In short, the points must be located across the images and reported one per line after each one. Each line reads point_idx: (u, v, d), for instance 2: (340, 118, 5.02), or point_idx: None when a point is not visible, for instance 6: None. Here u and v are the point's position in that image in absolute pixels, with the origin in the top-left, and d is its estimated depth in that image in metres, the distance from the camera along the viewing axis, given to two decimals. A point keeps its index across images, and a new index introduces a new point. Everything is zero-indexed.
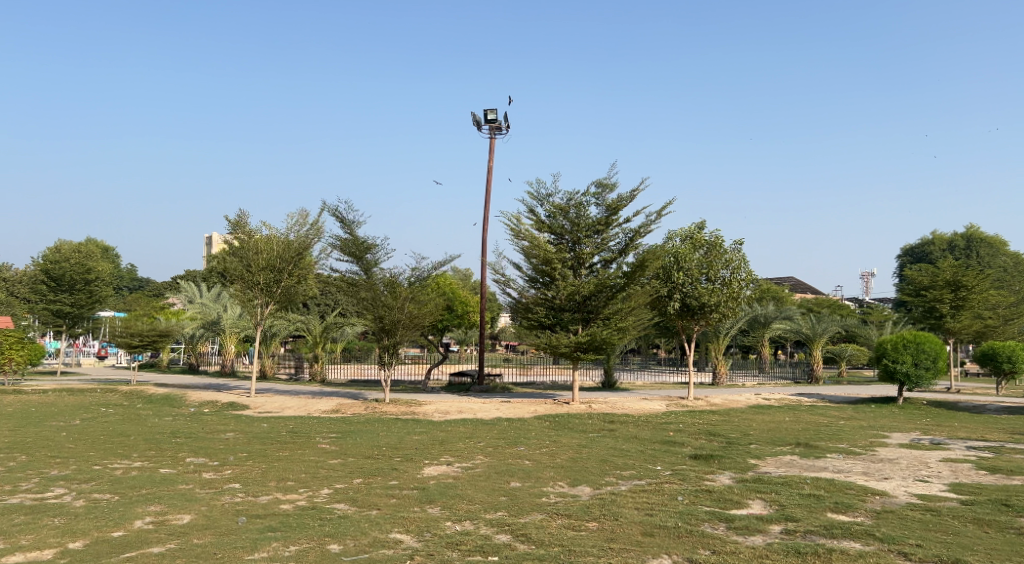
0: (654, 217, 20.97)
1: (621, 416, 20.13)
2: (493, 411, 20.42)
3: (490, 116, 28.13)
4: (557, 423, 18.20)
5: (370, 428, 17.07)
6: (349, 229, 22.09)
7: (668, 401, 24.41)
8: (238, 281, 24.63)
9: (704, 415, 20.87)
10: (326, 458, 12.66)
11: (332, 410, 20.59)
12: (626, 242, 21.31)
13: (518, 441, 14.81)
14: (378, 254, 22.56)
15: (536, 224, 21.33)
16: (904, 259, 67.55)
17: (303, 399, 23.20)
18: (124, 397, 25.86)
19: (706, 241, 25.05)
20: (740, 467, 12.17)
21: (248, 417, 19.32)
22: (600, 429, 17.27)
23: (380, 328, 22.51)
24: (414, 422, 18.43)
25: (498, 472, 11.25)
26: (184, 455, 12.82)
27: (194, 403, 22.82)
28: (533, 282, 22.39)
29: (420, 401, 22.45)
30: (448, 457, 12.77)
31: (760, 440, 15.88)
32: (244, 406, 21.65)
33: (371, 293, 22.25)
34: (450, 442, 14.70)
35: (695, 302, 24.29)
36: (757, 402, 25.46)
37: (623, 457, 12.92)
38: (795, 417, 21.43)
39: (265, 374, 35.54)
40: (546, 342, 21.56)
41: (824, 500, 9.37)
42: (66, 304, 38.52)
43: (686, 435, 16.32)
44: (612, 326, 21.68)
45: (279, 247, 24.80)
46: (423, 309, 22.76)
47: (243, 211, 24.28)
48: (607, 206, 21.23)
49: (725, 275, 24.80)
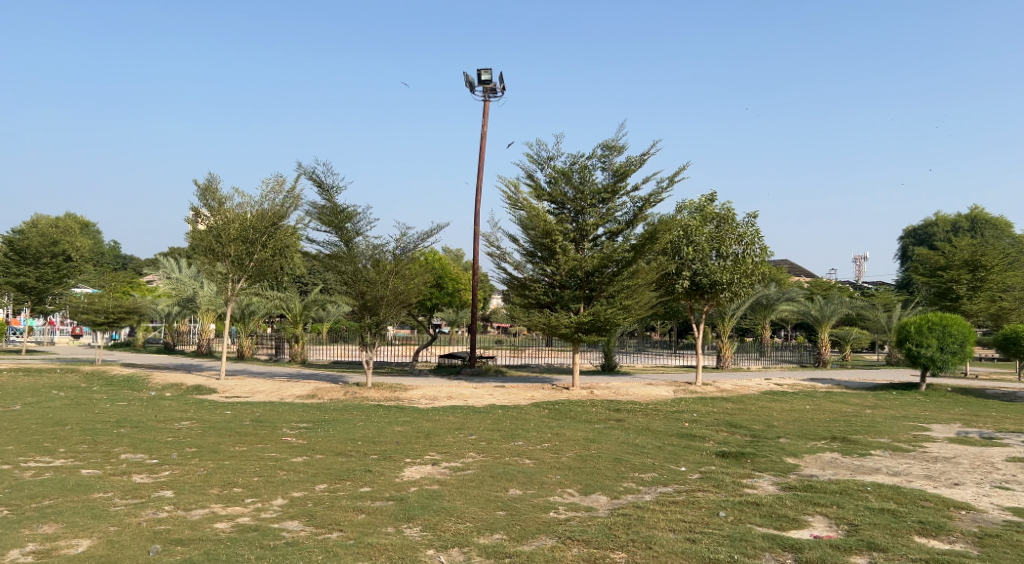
0: (666, 184, 18.97)
1: (627, 403, 18.26)
2: (486, 397, 18.53)
3: (484, 77, 25.98)
4: (558, 413, 16.28)
5: (347, 417, 15.11)
6: (328, 196, 19.99)
7: (675, 386, 22.61)
8: (207, 253, 22.55)
9: (716, 403, 19.04)
10: (287, 456, 10.66)
11: (307, 395, 18.64)
12: (634, 212, 19.30)
13: (516, 434, 12.87)
14: (360, 224, 20.43)
15: (535, 191, 19.27)
16: (908, 241, 65.83)
17: (278, 383, 21.22)
18: (84, 379, 23.78)
19: (718, 213, 23.07)
20: (779, 470, 10.26)
21: (211, 404, 17.29)
22: (606, 419, 15.39)
23: (361, 305, 20.53)
24: (397, 410, 16.48)
25: (493, 475, 9.31)
26: (120, 450, 10.79)
27: (157, 387, 20.78)
28: (531, 256, 20.42)
29: (406, 385, 20.52)
30: (434, 455, 10.85)
31: (789, 433, 14.01)
32: (211, 390, 19.68)
33: (352, 267, 20.21)
34: (437, 435, 12.77)
35: (706, 280, 22.36)
36: (770, 388, 23.69)
37: (640, 455, 11.01)
38: (816, 405, 19.62)
39: (243, 355, 33.57)
40: (544, 322, 19.64)
41: (904, 516, 7.47)
42: (31, 278, 36.17)
43: (705, 427, 14.44)
44: (617, 305, 19.73)
45: (253, 217, 22.67)
46: (410, 285, 20.76)
47: (213, 174, 22.01)
48: (614, 170, 19.15)
49: (737, 251, 22.89)
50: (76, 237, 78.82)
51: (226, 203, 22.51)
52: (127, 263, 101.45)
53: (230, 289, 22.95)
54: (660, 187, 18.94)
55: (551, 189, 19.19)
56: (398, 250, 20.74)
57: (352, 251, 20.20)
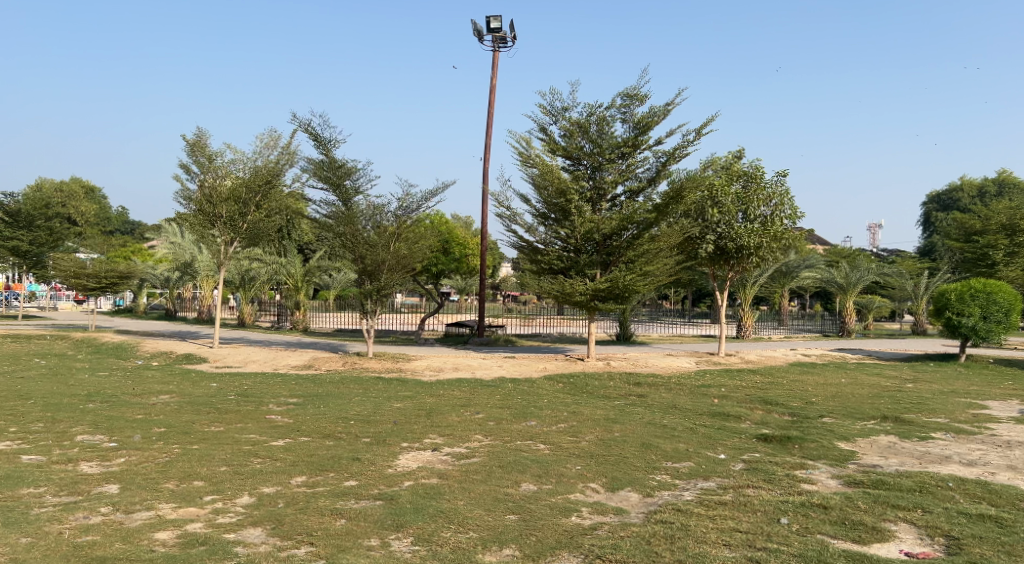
0: (692, 137, 17.31)
1: (647, 377, 16.87)
2: (495, 369, 17.19)
3: (493, 25, 24.18)
4: (573, 387, 14.91)
5: (343, 391, 13.78)
6: (325, 150, 18.46)
7: (697, 358, 21.20)
8: (196, 214, 21.13)
9: (744, 377, 17.62)
10: (267, 439, 9.32)
11: (303, 366, 17.38)
12: (657, 169, 17.70)
13: (528, 413, 11.50)
14: (359, 182, 18.91)
15: (549, 146, 17.66)
16: (931, 206, 63.66)
17: (273, 352, 19.95)
18: (73, 347, 22.58)
19: (745, 172, 21.42)
20: (835, 458, 8.84)
21: (199, 374, 16.02)
22: (627, 394, 14.03)
23: (361, 270, 19.02)
24: (398, 382, 15.14)
25: (503, 465, 7.94)
26: (77, 431, 9.46)
27: (145, 355, 19.55)
28: (544, 218, 18.90)
29: (410, 355, 19.20)
30: (435, 438, 9.50)
31: (833, 412, 12.58)
32: (201, 360, 18.42)
33: (351, 229, 18.77)
34: (440, 414, 11.42)
35: (732, 245, 20.79)
36: (798, 360, 22.23)
37: (670, 439, 9.62)
38: (852, 378, 18.15)
39: (244, 323, 32.34)
40: (557, 289, 18.18)
41: (1012, 526, 6.01)
42: (24, 241, 34.86)
43: (738, 404, 13.02)
44: (637, 271, 18.19)
45: (246, 175, 21.19)
46: (413, 248, 19.24)
47: (202, 129, 20.47)
48: (635, 122, 17.50)
49: (764, 213, 21.31)
50: (80, 202, 77.55)
51: (217, 159, 21.01)
52: (135, 229, 100.36)
53: (221, 253, 21.51)
54: (685, 141, 17.28)
55: (567, 143, 17.56)
56: (400, 210, 19.20)
57: (352, 211, 18.73)
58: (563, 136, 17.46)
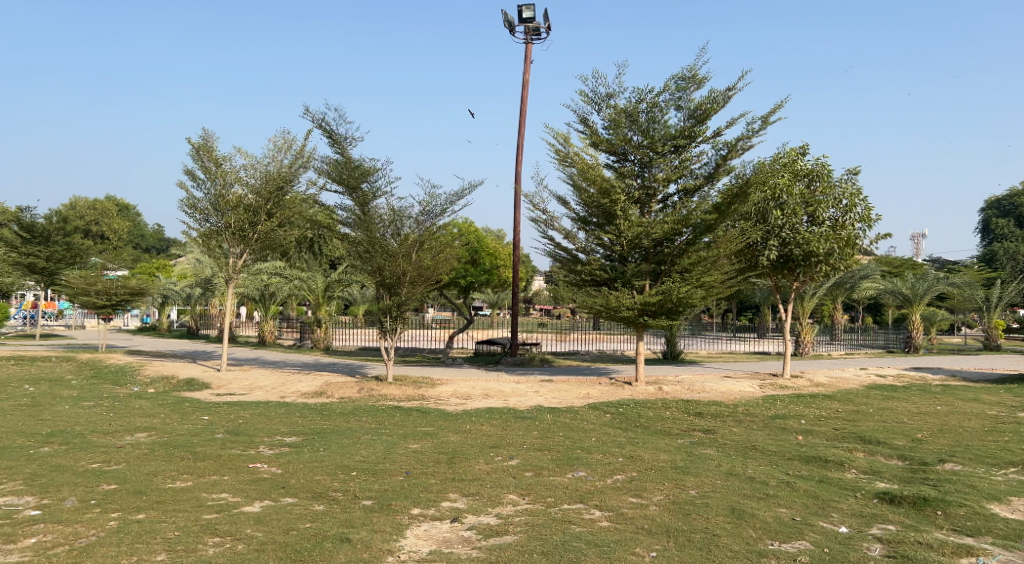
0: (757, 126, 15.02)
1: (708, 405, 14.48)
2: (532, 397, 14.92)
3: (525, 15, 22.11)
4: (625, 420, 12.58)
5: (352, 426, 11.65)
6: (341, 148, 16.50)
7: (759, 380, 18.70)
8: (202, 224, 19.28)
9: (821, 405, 15.11)
10: (240, 502, 7.18)
11: (314, 394, 15.30)
12: (716, 163, 15.41)
13: (574, 460, 9.23)
14: (378, 184, 16.85)
15: (591, 140, 15.47)
16: (989, 212, 59.57)
17: (284, 376, 17.97)
18: (74, 370, 20.83)
19: (810, 170, 19.00)
20: (1005, 536, 6.43)
21: (194, 404, 14.00)
22: (690, 431, 11.68)
23: (379, 283, 16.91)
24: (419, 414, 12.96)
25: (550, 552, 5.71)
26: (2, 490, 7.39)
27: (144, 380, 17.65)
28: (585, 223, 16.66)
29: (435, 379, 17.01)
30: (458, 499, 7.31)
31: (955, 454, 10.08)
32: (203, 386, 16.48)
33: (368, 237, 16.65)
34: (466, 460, 9.22)
35: (799, 252, 18.34)
36: (873, 382, 19.59)
37: (766, 504, 7.27)
38: (949, 405, 15.50)
39: (264, 341, 30.60)
40: (601, 303, 15.91)
41: None
42: (41, 258, 33.51)
43: (831, 444, 10.59)
44: (693, 282, 15.85)
45: (256, 181, 19.30)
46: (437, 259, 17.12)
47: (209, 130, 18.63)
48: (691, 110, 15.24)
49: (833, 215, 18.85)
50: (113, 219, 77.15)
51: (226, 164, 19.10)
52: (168, 244, 100.19)
53: (230, 266, 19.60)
54: (749, 131, 14.99)
55: (611, 135, 15.33)
56: (422, 215, 17.08)
57: (369, 216, 16.66)
58: (607, 128, 15.26)
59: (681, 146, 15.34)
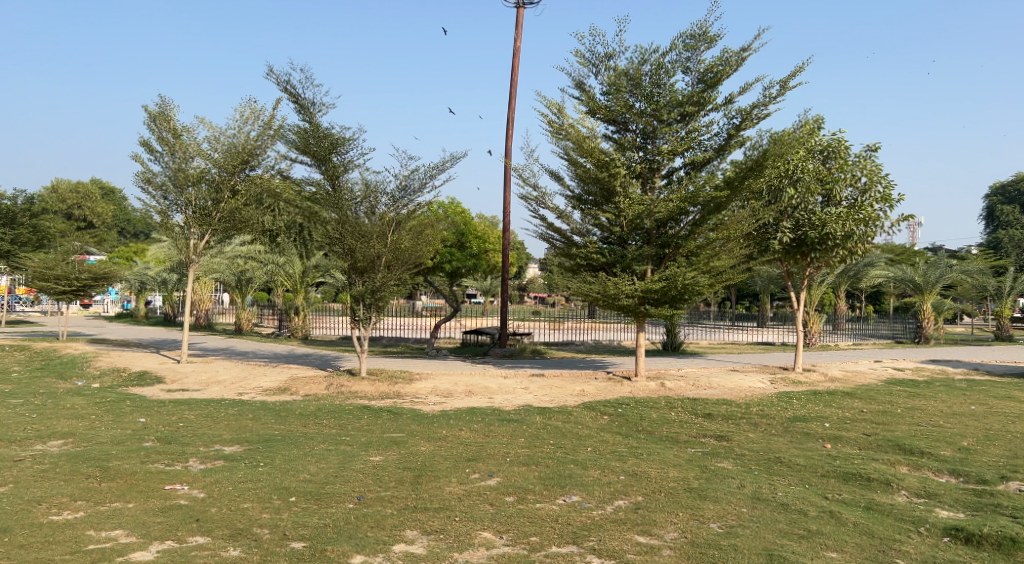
0: (775, 92, 13.33)
1: (719, 405, 12.88)
2: (520, 395, 13.31)
3: None
4: (625, 424, 10.99)
5: (309, 432, 10.00)
6: (308, 115, 14.79)
7: (769, 374, 17.14)
8: (160, 201, 17.61)
9: (844, 404, 13.53)
10: (133, 545, 5.53)
11: (276, 390, 13.65)
12: (728, 134, 13.77)
13: (566, 479, 7.62)
14: (349, 155, 15.13)
15: (588, 106, 13.79)
16: (994, 199, 58.27)
17: (248, 369, 16.30)
18: (23, 361, 19.11)
19: (827, 144, 17.38)
20: None
21: (136, 402, 12.32)
22: (702, 439, 10.09)
23: (350, 267, 15.23)
24: (389, 415, 11.33)
25: None
26: None
27: (92, 373, 15.96)
28: (580, 200, 15.02)
29: (414, 373, 15.36)
30: (416, 540, 5.70)
31: (1017, 468, 8.51)
32: (155, 381, 14.80)
33: (339, 215, 14.93)
34: (436, 479, 7.59)
35: (814, 234, 16.75)
36: (892, 377, 18.05)
37: (811, 547, 5.67)
38: (985, 404, 13.95)
39: (240, 329, 28.93)
40: (598, 290, 14.33)
41: None
42: (6, 240, 31.49)
43: (868, 455, 9.00)
44: (700, 267, 14.27)
45: (219, 154, 17.59)
46: (418, 240, 15.45)
47: (165, 96, 16.87)
48: (700, 73, 13.57)
49: (850, 195, 17.25)
50: (96, 204, 75.07)
51: (185, 136, 17.38)
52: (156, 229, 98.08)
53: (191, 248, 17.92)
54: (766, 97, 13.29)
55: (611, 101, 13.65)
56: (400, 192, 15.36)
57: (340, 192, 14.92)
58: (606, 94, 13.56)
59: (689, 115, 13.64)
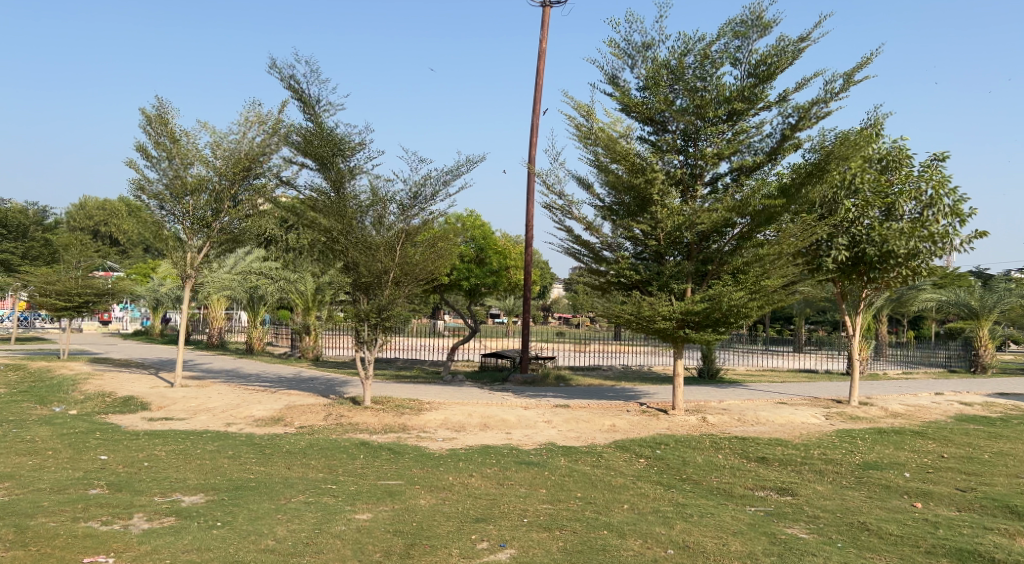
0: (837, 87, 11.69)
1: (773, 446, 11.09)
2: (543, 432, 11.61)
3: None
4: (666, 471, 9.27)
5: (291, 477, 8.42)
6: (312, 115, 13.42)
7: (824, 408, 15.24)
8: (156, 210, 16.30)
9: (918, 447, 11.64)
10: None
11: (269, 422, 12.10)
12: (781, 135, 12.12)
13: (600, 554, 5.95)
14: (357, 159, 13.68)
15: (622, 104, 12.25)
16: None
17: (243, 394, 14.82)
18: (11, 383, 17.82)
19: (887, 152, 15.62)
20: None
21: (107, 434, 10.85)
22: (762, 494, 8.32)
23: (354, 283, 13.76)
24: (390, 456, 9.71)
25: None
26: None
27: (75, 398, 14.56)
28: (611, 211, 13.41)
29: (424, 403, 13.74)
30: None
31: None
32: (139, 408, 13.35)
33: (343, 225, 13.43)
34: (431, 551, 5.96)
35: (873, 251, 14.95)
36: (963, 412, 16.05)
37: None
38: None
39: (251, 349, 27.60)
40: (631, 311, 12.67)
41: None
42: (16, 254, 30.75)
43: (978, 522, 7.19)
44: (748, 286, 12.53)
45: (220, 160, 16.27)
46: (431, 254, 13.94)
47: (163, 97, 15.58)
48: (751, 66, 11.98)
49: (914, 208, 15.44)
50: (122, 221, 74.88)
51: (184, 140, 16.11)
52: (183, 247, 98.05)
53: (188, 261, 16.56)
54: (827, 92, 11.68)
55: (648, 98, 12.10)
56: (412, 200, 13.84)
57: (345, 200, 13.46)
58: (643, 89, 12.06)
59: (738, 113, 12.07)
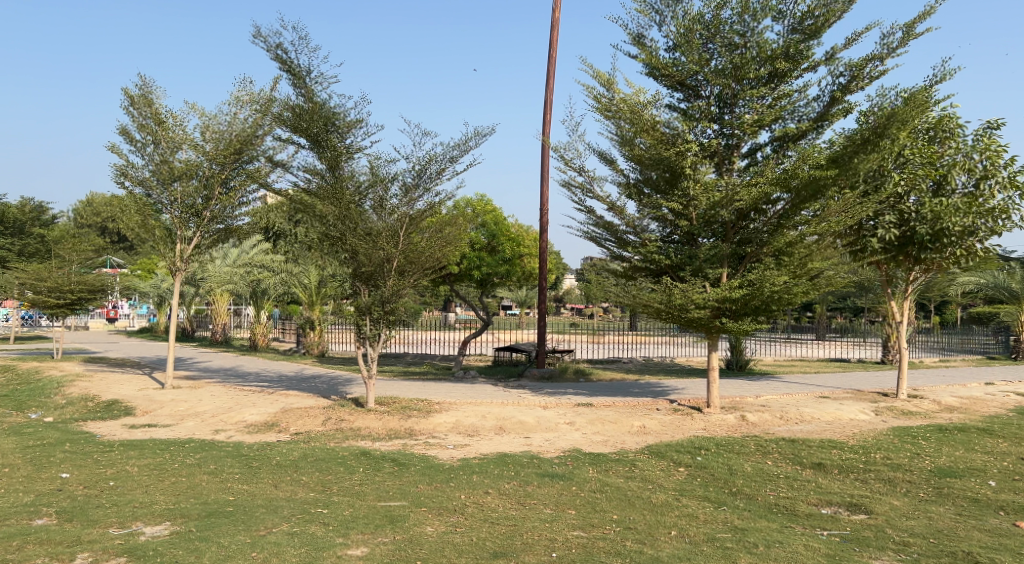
0: (894, 41, 10.30)
1: (826, 449, 9.78)
2: (566, 436, 10.34)
3: None
4: (711, 484, 7.97)
5: (276, 498, 7.18)
6: (303, 88, 12.16)
7: (871, 403, 13.87)
8: (142, 199, 15.10)
9: (991, 448, 10.29)
10: None
11: (261, 428, 10.88)
12: (828, 99, 10.74)
13: None
14: (353, 135, 12.40)
15: (650, 65, 10.91)
16: None
17: (236, 396, 13.63)
18: None
19: (937, 121, 14.16)
20: None
21: (77, 445, 9.67)
22: (830, 513, 7.02)
23: (355, 274, 12.51)
24: (394, 469, 8.47)
25: None
26: None
27: (56, 403, 13.44)
28: (637, 189, 12.07)
29: (433, 403, 12.51)
30: None
31: None
32: (121, 414, 12.17)
33: (342, 210, 12.16)
34: None
35: (924, 230, 13.55)
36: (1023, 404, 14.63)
37: None
38: None
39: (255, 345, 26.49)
40: (661, 299, 11.35)
41: None
42: (12, 251, 30.01)
43: None
44: (792, 270, 11.18)
45: (209, 143, 15.03)
46: (438, 240, 12.65)
47: (146, 75, 14.34)
48: (796, 21, 10.59)
49: (968, 181, 13.99)
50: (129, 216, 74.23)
51: (171, 122, 14.89)
52: None
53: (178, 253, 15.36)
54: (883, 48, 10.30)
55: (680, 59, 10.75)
56: (417, 181, 12.56)
57: (343, 182, 12.19)
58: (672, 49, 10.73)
59: (779, 74, 10.73)
